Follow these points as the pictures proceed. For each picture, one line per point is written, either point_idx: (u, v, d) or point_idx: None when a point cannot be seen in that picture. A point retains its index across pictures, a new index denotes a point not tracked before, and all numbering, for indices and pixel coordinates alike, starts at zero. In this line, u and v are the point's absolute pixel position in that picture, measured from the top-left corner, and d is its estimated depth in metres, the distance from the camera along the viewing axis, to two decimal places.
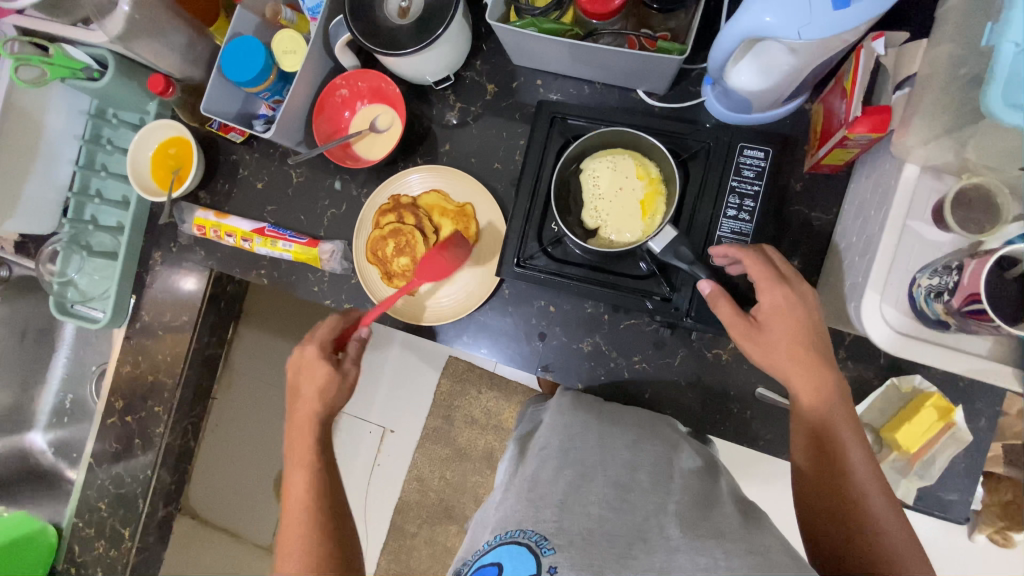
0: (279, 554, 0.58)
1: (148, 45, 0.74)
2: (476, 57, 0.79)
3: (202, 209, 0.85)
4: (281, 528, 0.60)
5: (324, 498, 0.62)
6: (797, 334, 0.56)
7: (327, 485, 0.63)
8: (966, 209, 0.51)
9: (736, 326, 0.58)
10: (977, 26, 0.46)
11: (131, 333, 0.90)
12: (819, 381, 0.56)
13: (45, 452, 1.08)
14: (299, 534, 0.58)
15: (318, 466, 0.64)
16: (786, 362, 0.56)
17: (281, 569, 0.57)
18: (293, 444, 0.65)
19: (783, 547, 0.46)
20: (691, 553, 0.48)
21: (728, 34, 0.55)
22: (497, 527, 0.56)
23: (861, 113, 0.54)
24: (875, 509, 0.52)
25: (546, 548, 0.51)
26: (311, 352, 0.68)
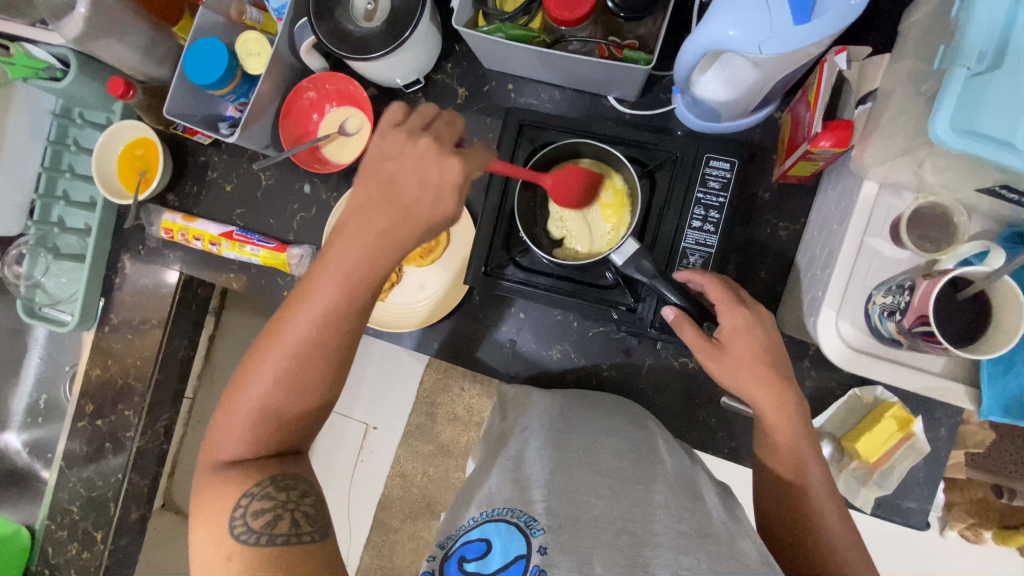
0: (246, 367, 0.53)
1: (109, 46, 0.72)
2: (446, 59, 0.78)
3: (170, 211, 0.83)
4: (263, 344, 0.53)
5: (316, 362, 0.53)
6: (761, 354, 0.55)
7: (333, 345, 0.53)
8: (922, 228, 0.51)
9: (700, 349, 0.57)
10: (934, 46, 0.46)
11: (101, 336, 0.89)
12: (780, 399, 0.55)
13: (21, 452, 1.07)
14: (270, 373, 0.52)
15: (335, 313, 0.52)
16: (747, 383, 0.55)
17: (238, 390, 0.53)
18: (330, 252, 0.53)
19: (760, 557, 0.45)
20: (675, 552, 0.46)
21: (691, 46, 0.54)
22: (484, 504, 0.55)
23: (824, 128, 0.54)
24: (835, 532, 0.51)
25: (535, 530, 0.50)
26: (414, 170, 0.53)
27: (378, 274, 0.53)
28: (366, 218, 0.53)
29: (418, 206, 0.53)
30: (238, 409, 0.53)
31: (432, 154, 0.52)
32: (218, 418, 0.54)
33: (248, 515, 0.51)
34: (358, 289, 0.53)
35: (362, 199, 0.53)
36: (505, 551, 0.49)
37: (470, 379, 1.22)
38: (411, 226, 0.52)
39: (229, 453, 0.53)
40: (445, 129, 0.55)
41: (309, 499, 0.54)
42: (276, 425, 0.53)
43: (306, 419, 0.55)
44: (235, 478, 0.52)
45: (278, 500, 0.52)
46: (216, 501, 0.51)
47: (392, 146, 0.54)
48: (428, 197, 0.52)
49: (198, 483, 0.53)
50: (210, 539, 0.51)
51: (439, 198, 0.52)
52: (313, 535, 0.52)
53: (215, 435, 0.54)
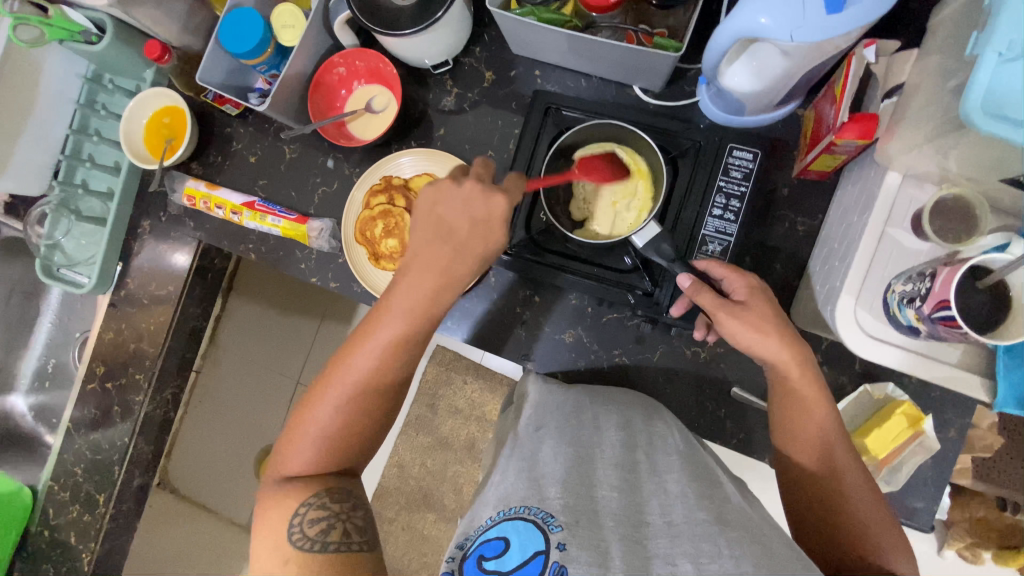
0: (314, 391, 0.58)
1: (147, 11, 0.73)
2: (476, 43, 0.79)
3: (194, 179, 0.84)
4: (331, 370, 0.58)
5: (381, 383, 0.58)
6: (772, 322, 0.55)
7: (392, 375, 0.58)
8: (944, 219, 0.51)
9: (721, 307, 0.56)
10: (964, 38, 0.47)
11: (116, 301, 0.89)
12: (802, 371, 0.54)
13: (26, 416, 1.08)
14: (339, 396, 0.57)
15: (402, 339, 0.58)
16: (763, 344, 0.54)
17: (304, 414, 0.57)
18: (395, 287, 0.59)
19: (784, 540, 0.45)
20: (694, 541, 0.45)
21: (722, 32, 0.55)
22: (499, 502, 0.54)
23: (850, 120, 0.54)
24: (862, 514, 0.51)
25: (554, 525, 0.50)
26: (464, 208, 0.58)
27: (438, 303, 0.59)
28: (427, 253, 0.58)
29: (470, 241, 0.58)
30: (304, 430, 0.57)
31: (478, 193, 0.58)
32: (285, 440, 0.58)
33: (305, 523, 0.52)
34: (421, 317, 0.58)
35: (420, 237, 0.59)
36: (524, 546, 0.50)
37: (474, 372, 1.27)
38: (466, 259, 0.58)
39: (291, 472, 0.56)
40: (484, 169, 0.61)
41: (360, 511, 0.56)
42: (337, 449, 0.57)
43: (364, 444, 0.59)
44: (294, 493, 0.54)
45: (332, 510, 0.54)
46: (275, 512, 0.53)
47: (440, 191, 0.59)
48: (481, 233, 0.58)
49: (258, 501, 0.56)
50: (271, 550, 0.52)
51: (490, 233, 0.58)
52: (363, 546, 0.53)
53: (279, 455, 0.57)
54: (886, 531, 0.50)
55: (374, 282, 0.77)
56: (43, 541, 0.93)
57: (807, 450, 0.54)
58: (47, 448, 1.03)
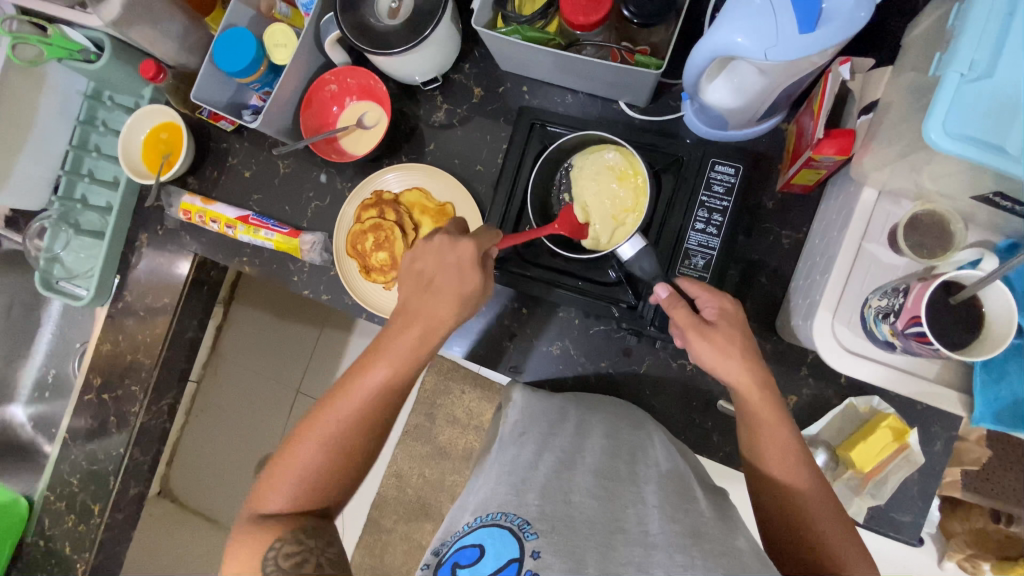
0: (304, 426, 0.58)
1: (144, 31, 0.75)
2: (464, 60, 0.81)
3: (190, 193, 0.86)
4: (324, 406, 0.58)
5: (374, 421, 0.58)
6: (738, 339, 0.56)
7: (382, 412, 0.58)
8: (920, 235, 0.52)
9: (691, 327, 0.57)
10: (934, 57, 0.48)
11: (113, 313, 0.91)
12: (763, 398, 0.55)
13: (25, 426, 1.09)
14: (329, 432, 0.57)
15: (394, 378, 0.58)
16: (726, 367, 0.55)
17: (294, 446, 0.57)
18: (393, 323, 0.60)
19: (754, 552, 0.46)
20: (669, 552, 0.46)
21: (699, 51, 0.56)
22: (478, 508, 0.55)
23: (826, 135, 0.55)
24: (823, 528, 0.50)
25: (529, 533, 0.49)
26: (435, 261, 0.60)
27: (428, 346, 0.59)
28: (421, 296, 0.60)
29: (458, 284, 0.59)
30: (291, 465, 0.56)
31: (444, 243, 0.60)
32: (270, 475, 0.57)
33: (280, 558, 0.52)
34: (415, 356, 0.59)
35: (410, 277, 0.61)
36: (498, 554, 0.49)
37: (471, 381, 1.27)
38: (451, 300, 0.59)
39: (274, 508, 0.56)
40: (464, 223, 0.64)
41: (333, 548, 0.55)
42: (320, 486, 0.57)
43: (347, 481, 0.58)
44: (268, 530, 0.54)
45: (305, 545, 0.53)
46: (252, 549, 0.53)
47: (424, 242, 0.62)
48: (456, 273, 0.59)
49: (235, 535, 0.55)
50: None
51: (464, 281, 0.59)
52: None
53: (264, 491, 0.57)
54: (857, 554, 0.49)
55: (364, 294, 0.78)
56: (39, 550, 0.94)
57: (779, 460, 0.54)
58: (45, 458, 1.04)
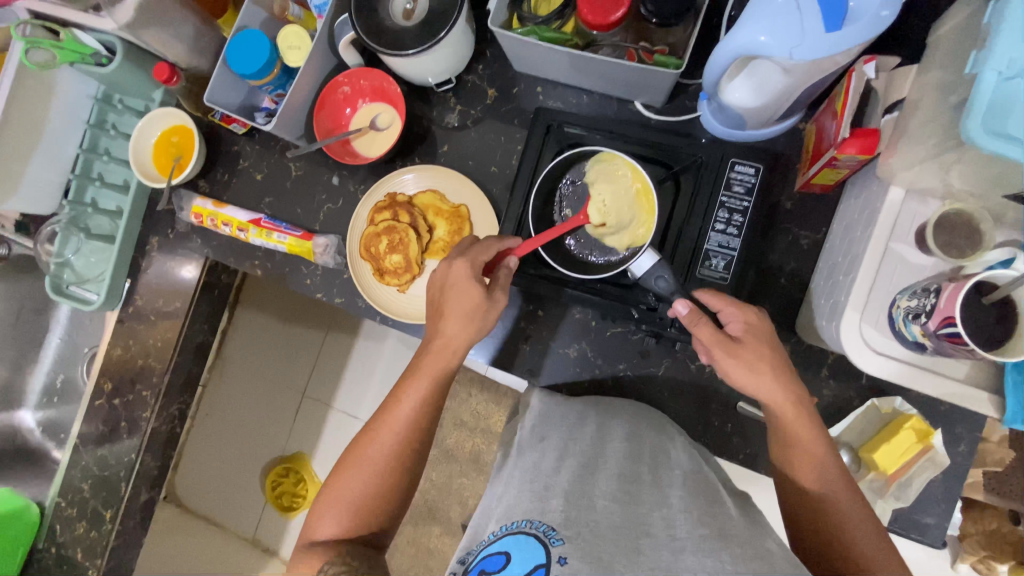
0: (350, 456, 0.61)
1: (156, 34, 0.75)
2: (478, 61, 0.80)
3: (201, 197, 0.85)
4: (366, 437, 0.62)
5: (412, 447, 0.61)
6: (767, 355, 0.56)
7: (418, 434, 0.61)
8: (949, 234, 0.51)
9: (717, 344, 0.57)
10: (963, 55, 0.48)
11: (124, 317, 0.90)
12: (800, 416, 0.55)
13: (34, 431, 1.09)
14: (371, 461, 0.60)
15: (428, 403, 0.61)
16: (757, 386, 0.55)
17: (341, 475, 0.60)
18: (421, 353, 0.63)
19: (786, 555, 0.45)
20: (698, 556, 0.44)
21: (722, 50, 0.55)
22: (501, 517, 0.55)
23: (851, 135, 0.54)
24: (859, 541, 0.50)
25: (555, 539, 0.48)
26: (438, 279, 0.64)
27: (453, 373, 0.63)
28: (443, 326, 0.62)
29: (474, 313, 0.61)
30: (339, 495, 0.60)
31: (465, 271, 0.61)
32: (320, 505, 0.60)
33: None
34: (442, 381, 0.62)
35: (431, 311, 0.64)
36: (525, 559, 0.48)
37: (480, 384, 1.27)
38: (468, 328, 0.61)
39: (325, 536, 0.59)
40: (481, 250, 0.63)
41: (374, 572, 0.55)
42: (368, 512, 0.59)
43: (390, 506, 0.61)
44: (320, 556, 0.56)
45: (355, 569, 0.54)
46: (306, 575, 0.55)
47: (441, 275, 0.63)
48: (468, 302, 0.61)
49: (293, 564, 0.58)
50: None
51: (471, 292, 0.61)
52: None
53: (316, 521, 0.60)
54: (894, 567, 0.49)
55: (378, 297, 0.78)
56: (50, 557, 0.93)
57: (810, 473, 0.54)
58: (54, 464, 1.04)
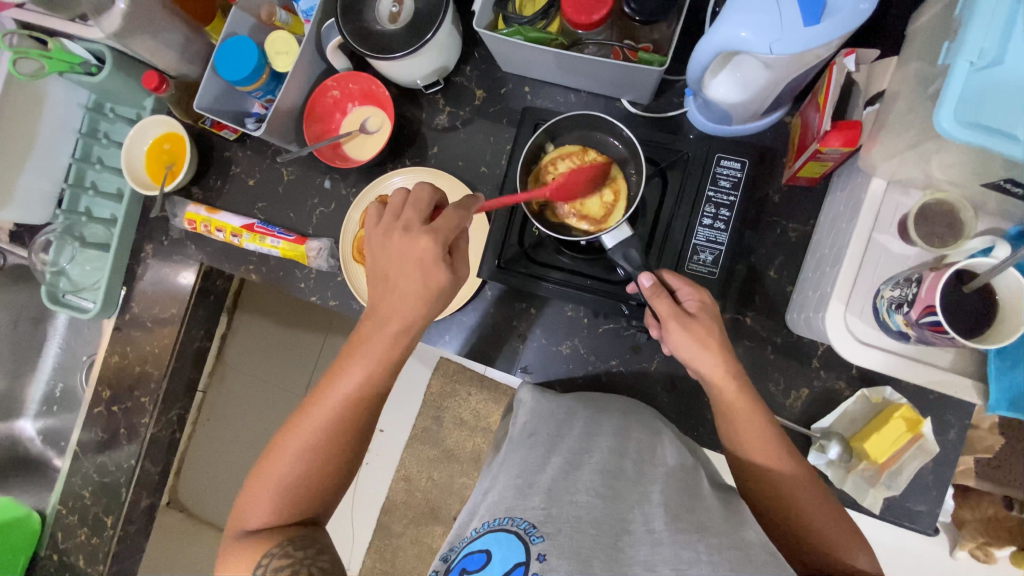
0: (279, 439, 0.60)
1: (145, 42, 0.75)
2: (466, 62, 0.81)
3: (194, 203, 0.86)
4: (295, 419, 0.60)
5: (344, 431, 0.59)
6: (715, 333, 0.57)
7: (355, 419, 0.60)
8: (931, 224, 0.52)
9: (673, 317, 0.57)
10: (938, 47, 0.48)
11: (120, 325, 0.91)
12: (738, 390, 0.56)
13: (35, 440, 1.09)
14: (300, 441, 0.59)
15: (367, 386, 0.60)
16: (702, 359, 0.56)
17: (271, 463, 0.59)
18: (358, 331, 0.61)
19: (762, 544, 0.46)
20: (674, 547, 0.46)
21: (704, 46, 0.56)
22: (486, 514, 0.55)
23: (833, 128, 0.55)
24: (817, 519, 0.51)
25: (535, 536, 0.49)
26: (399, 256, 0.59)
27: (397, 351, 0.60)
28: (382, 300, 0.60)
29: (416, 284, 0.59)
30: (266, 480, 0.58)
31: (404, 239, 0.58)
32: (248, 490, 0.59)
33: (268, 573, 0.54)
34: (380, 358, 0.60)
35: (372, 285, 0.62)
36: (506, 557, 0.49)
37: (478, 383, 1.27)
38: (410, 301, 0.59)
39: (255, 520, 0.58)
40: (417, 210, 0.60)
41: (325, 556, 0.56)
42: (303, 498, 0.59)
43: (327, 489, 0.60)
44: (256, 544, 0.56)
45: (294, 558, 0.54)
46: (241, 563, 0.55)
47: (376, 246, 0.60)
48: (418, 275, 0.58)
49: (224, 551, 0.58)
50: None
51: (427, 274, 0.58)
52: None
53: (243, 506, 0.59)
54: (845, 533, 0.51)
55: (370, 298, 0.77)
56: (52, 565, 0.94)
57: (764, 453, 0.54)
58: (55, 472, 1.04)
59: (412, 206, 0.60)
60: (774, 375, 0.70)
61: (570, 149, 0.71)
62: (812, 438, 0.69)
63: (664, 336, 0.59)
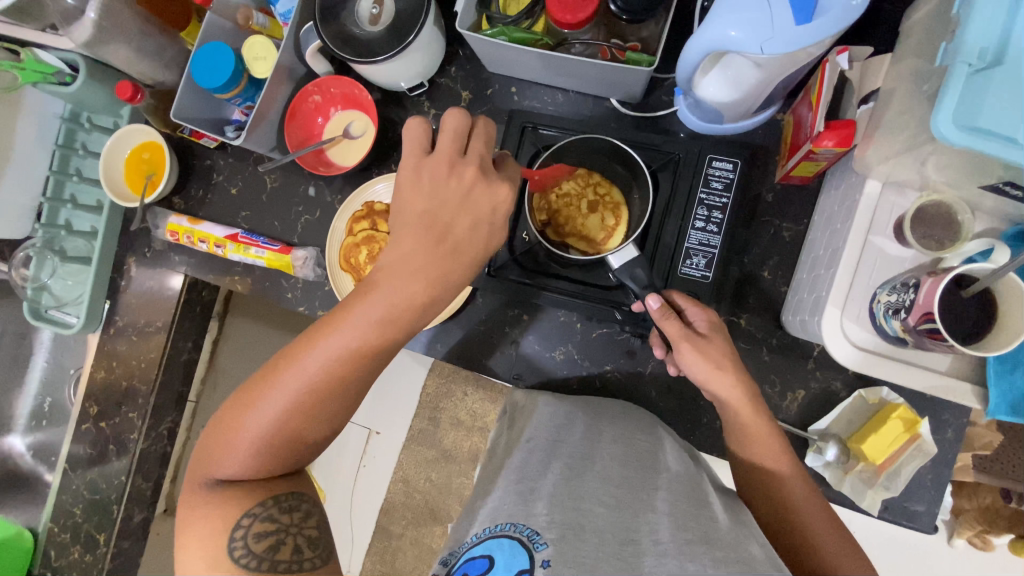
0: (257, 390, 0.54)
1: (117, 51, 0.73)
2: (450, 63, 0.79)
3: (176, 214, 0.84)
4: (277, 372, 0.54)
5: (336, 395, 0.54)
6: (727, 355, 0.57)
7: (356, 374, 0.54)
8: (927, 226, 0.51)
9: (684, 338, 0.57)
10: (934, 45, 0.47)
11: (106, 338, 0.89)
12: (755, 411, 0.57)
13: (24, 456, 1.08)
14: (284, 399, 0.53)
15: (372, 338, 0.53)
16: (720, 381, 0.56)
17: (254, 408, 0.53)
18: (373, 284, 0.54)
19: (769, 560, 0.44)
20: (679, 560, 0.44)
21: (693, 46, 0.54)
22: (486, 519, 0.54)
23: (826, 127, 0.54)
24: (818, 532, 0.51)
25: (539, 543, 0.48)
26: (462, 203, 0.53)
27: (417, 308, 0.54)
28: (416, 253, 0.53)
29: (471, 242, 0.55)
30: (244, 435, 0.53)
31: (480, 187, 0.54)
32: (220, 437, 0.55)
33: (249, 537, 0.51)
34: (394, 322, 0.54)
35: (405, 227, 0.54)
36: (508, 564, 0.48)
37: (474, 383, 1.26)
38: (461, 263, 0.54)
39: (227, 472, 0.54)
40: (484, 150, 0.55)
41: (311, 522, 0.55)
42: (285, 449, 0.54)
43: (313, 441, 0.56)
44: (235, 500, 0.52)
45: (280, 524, 0.53)
46: (212, 523, 0.51)
47: (432, 182, 0.53)
48: (483, 234, 0.55)
49: (187, 500, 0.54)
50: (203, 560, 0.50)
51: (491, 232, 0.55)
52: (314, 562, 0.52)
53: (214, 453, 0.54)
54: (845, 549, 0.50)
55: None
56: None
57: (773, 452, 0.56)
58: (46, 487, 1.03)
59: (482, 144, 0.55)
60: (770, 378, 0.69)
61: (576, 172, 0.70)
62: (809, 440, 0.68)
63: (677, 358, 0.59)
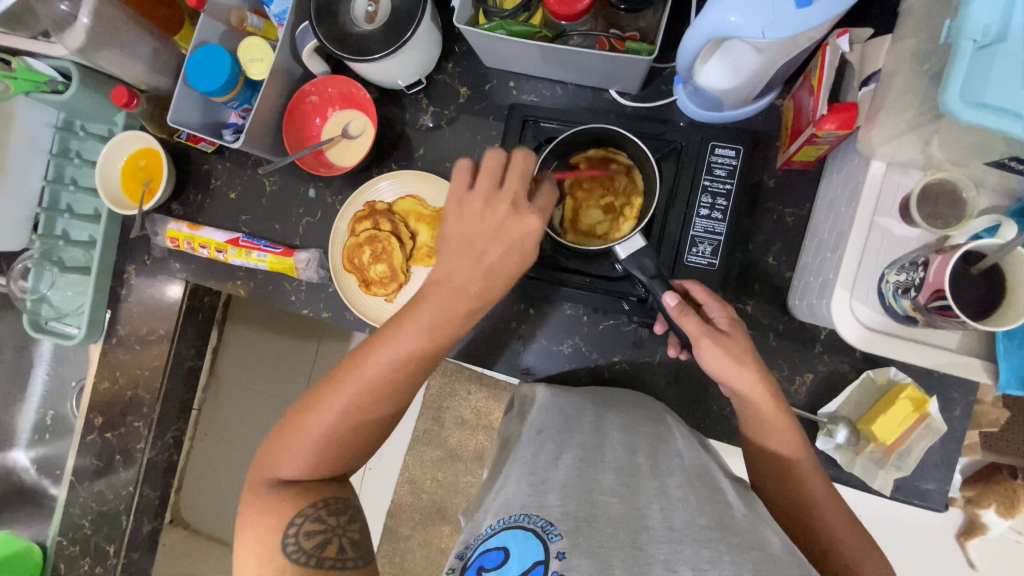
0: (316, 398, 0.55)
1: (111, 56, 0.73)
2: (447, 59, 0.79)
3: (175, 221, 0.83)
4: (332, 385, 0.55)
5: (384, 406, 0.55)
6: (747, 348, 0.57)
7: (403, 389, 0.55)
8: (932, 205, 0.51)
9: (705, 334, 0.56)
10: (936, 25, 0.47)
11: (107, 348, 0.88)
12: (772, 406, 0.56)
13: (29, 470, 1.07)
14: (342, 410, 0.54)
15: (417, 357, 0.54)
16: (739, 378, 0.55)
17: (311, 417, 0.54)
18: (417, 302, 0.55)
19: (785, 547, 0.44)
20: (695, 547, 0.44)
21: (693, 33, 0.54)
22: (500, 510, 0.54)
23: (829, 111, 0.54)
24: (832, 524, 0.52)
25: (553, 534, 0.48)
26: (494, 232, 0.54)
27: (452, 325, 0.54)
28: (456, 274, 0.54)
29: (503, 266, 0.54)
30: (300, 445, 0.54)
31: (511, 217, 0.54)
32: (278, 444, 0.55)
33: (300, 535, 0.51)
34: (438, 337, 0.54)
35: (448, 252, 0.55)
36: (522, 557, 0.47)
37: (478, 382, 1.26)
38: (494, 286, 0.55)
39: (285, 478, 0.54)
40: (521, 183, 0.55)
41: (355, 525, 0.54)
42: (338, 458, 0.55)
43: (364, 452, 0.57)
44: (288, 499, 0.52)
45: (327, 524, 0.52)
46: (266, 521, 0.51)
47: (468, 209, 0.54)
48: (514, 259, 0.54)
49: (248, 504, 0.53)
50: (260, 558, 0.49)
51: (523, 259, 0.55)
52: (359, 562, 0.51)
53: (272, 460, 0.55)
54: (863, 546, 0.51)
55: (364, 308, 0.75)
56: None
57: (785, 440, 0.56)
58: (53, 501, 1.02)
59: (519, 176, 0.55)
60: (778, 362, 0.69)
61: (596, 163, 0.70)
62: (819, 423, 0.68)
63: (697, 355, 0.58)
